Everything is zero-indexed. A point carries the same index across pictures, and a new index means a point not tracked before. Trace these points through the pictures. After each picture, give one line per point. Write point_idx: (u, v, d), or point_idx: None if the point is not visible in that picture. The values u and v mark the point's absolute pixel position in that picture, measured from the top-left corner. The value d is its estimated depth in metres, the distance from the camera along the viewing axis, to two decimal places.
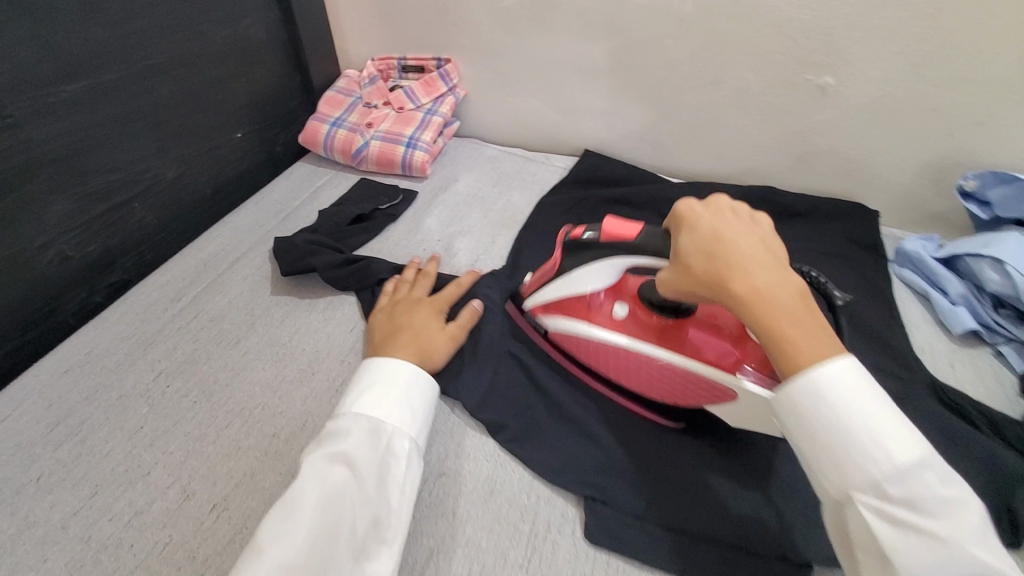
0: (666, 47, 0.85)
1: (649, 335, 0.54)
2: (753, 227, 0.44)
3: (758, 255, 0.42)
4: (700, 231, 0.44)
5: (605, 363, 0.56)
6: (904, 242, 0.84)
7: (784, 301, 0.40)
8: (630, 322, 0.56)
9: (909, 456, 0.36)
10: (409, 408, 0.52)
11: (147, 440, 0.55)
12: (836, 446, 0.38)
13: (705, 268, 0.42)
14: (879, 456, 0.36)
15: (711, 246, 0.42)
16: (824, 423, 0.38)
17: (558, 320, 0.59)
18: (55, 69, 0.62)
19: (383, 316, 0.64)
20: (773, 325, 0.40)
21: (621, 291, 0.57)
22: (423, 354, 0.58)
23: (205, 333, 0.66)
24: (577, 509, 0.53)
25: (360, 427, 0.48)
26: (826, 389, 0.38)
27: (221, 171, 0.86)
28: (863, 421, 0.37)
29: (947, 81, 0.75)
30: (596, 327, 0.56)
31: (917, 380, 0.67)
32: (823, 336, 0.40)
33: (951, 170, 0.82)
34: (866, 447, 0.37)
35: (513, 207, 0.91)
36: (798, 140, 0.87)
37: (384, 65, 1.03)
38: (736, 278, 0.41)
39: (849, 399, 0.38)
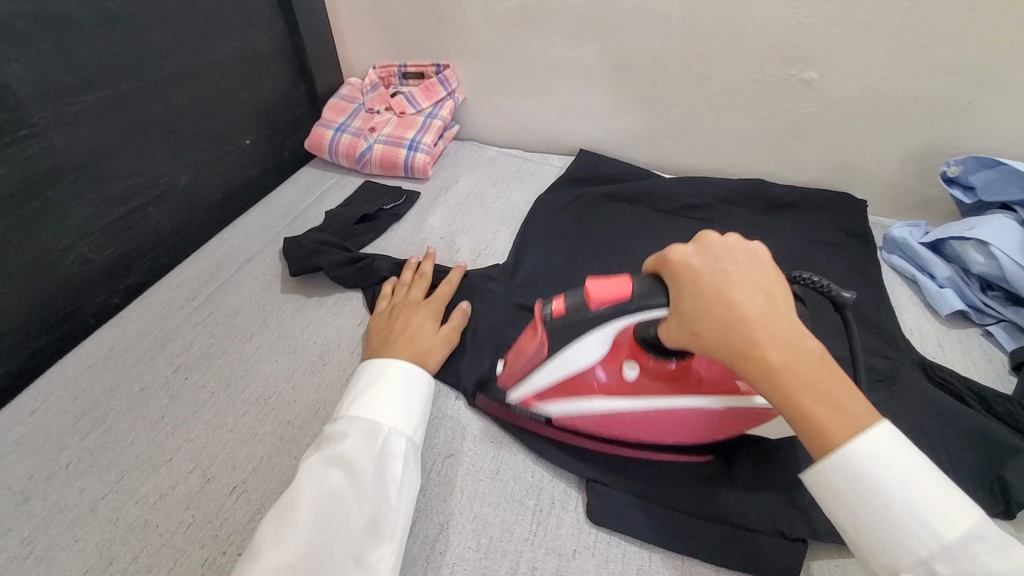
0: (655, 48, 0.88)
1: (669, 388, 0.52)
2: (761, 279, 0.42)
3: (770, 319, 0.40)
4: (709, 300, 0.41)
5: (630, 428, 0.54)
6: (892, 229, 0.87)
7: (806, 370, 0.39)
8: (643, 380, 0.53)
9: (953, 529, 0.36)
10: (406, 409, 0.53)
11: (168, 428, 0.58)
12: (880, 526, 0.37)
13: (720, 339, 0.40)
14: (926, 536, 0.36)
15: (722, 313, 0.40)
16: (867, 507, 0.38)
17: (566, 405, 0.55)
18: (77, 80, 0.66)
19: (381, 322, 0.66)
20: (799, 404, 0.38)
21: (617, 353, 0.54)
22: (417, 358, 0.60)
23: (220, 328, 0.69)
24: (579, 486, 0.56)
25: (356, 432, 0.50)
26: (867, 470, 0.37)
27: (231, 177, 0.89)
28: (906, 501, 0.37)
29: (926, 72, 0.78)
30: (616, 401, 0.53)
31: (907, 359, 0.70)
32: (850, 406, 0.38)
33: (935, 158, 0.85)
34: (912, 527, 0.36)
35: (513, 206, 0.94)
36: (786, 133, 0.90)
37: (385, 72, 1.07)
38: (751, 350, 0.39)
39: (892, 476, 0.37)
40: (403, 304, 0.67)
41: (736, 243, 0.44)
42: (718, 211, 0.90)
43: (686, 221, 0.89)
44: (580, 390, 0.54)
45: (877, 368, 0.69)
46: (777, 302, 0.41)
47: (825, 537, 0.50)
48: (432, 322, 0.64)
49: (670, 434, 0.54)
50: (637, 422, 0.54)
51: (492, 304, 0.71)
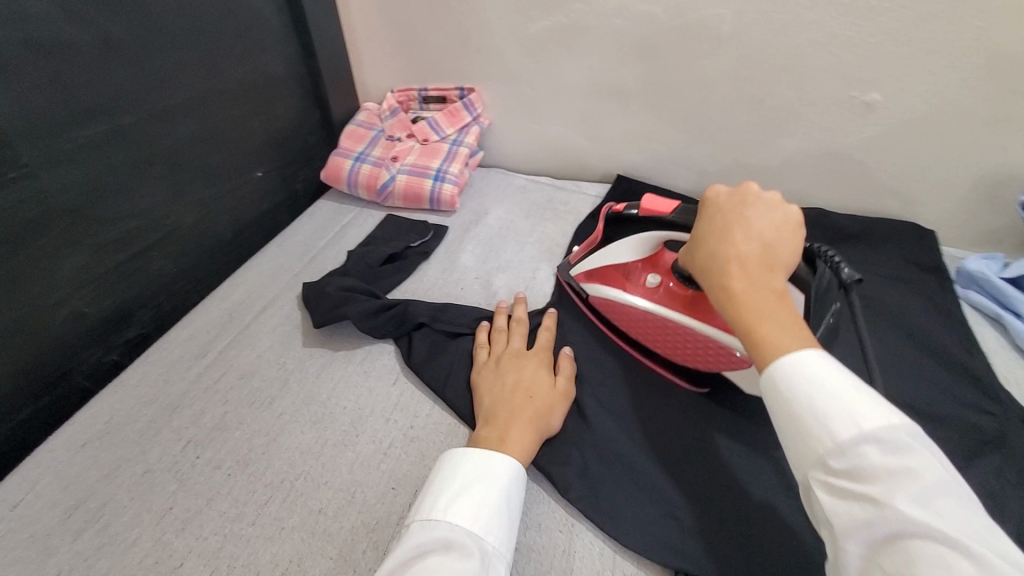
0: (702, 69, 0.81)
1: (675, 304, 0.61)
2: (771, 230, 0.44)
3: (759, 255, 0.42)
4: (712, 228, 0.46)
5: (632, 322, 0.64)
6: (965, 261, 0.80)
7: (767, 296, 0.40)
8: (661, 290, 0.62)
9: (850, 427, 0.33)
10: (509, 519, 0.42)
11: (178, 523, 0.49)
12: (788, 424, 0.36)
13: (703, 262, 0.45)
14: (822, 433, 0.34)
15: (716, 241, 0.44)
16: (778, 409, 0.37)
17: (596, 287, 0.67)
18: (72, 113, 0.58)
19: (488, 377, 0.56)
20: (747, 320, 0.40)
21: (657, 264, 0.64)
22: (542, 416, 0.52)
23: (235, 392, 0.60)
24: None
25: (456, 542, 0.38)
26: (779, 372, 0.37)
27: (241, 212, 0.81)
28: (810, 402, 0.35)
29: (1003, 94, 0.71)
30: (629, 293, 0.64)
31: (1012, 414, 0.62)
32: (796, 335, 0.38)
33: (1009, 185, 0.78)
34: (810, 424, 0.35)
35: (550, 239, 0.86)
36: (845, 159, 0.83)
37: (404, 96, 0.99)
38: (724, 272, 0.42)
39: (803, 375, 0.36)
40: (508, 356, 0.58)
41: (769, 196, 0.46)
42: None
43: None
44: (615, 281, 0.66)
45: (979, 428, 0.61)
46: (778, 252, 0.43)
47: None
48: (547, 374, 0.56)
49: (665, 343, 0.62)
50: (637, 320, 0.63)
51: None
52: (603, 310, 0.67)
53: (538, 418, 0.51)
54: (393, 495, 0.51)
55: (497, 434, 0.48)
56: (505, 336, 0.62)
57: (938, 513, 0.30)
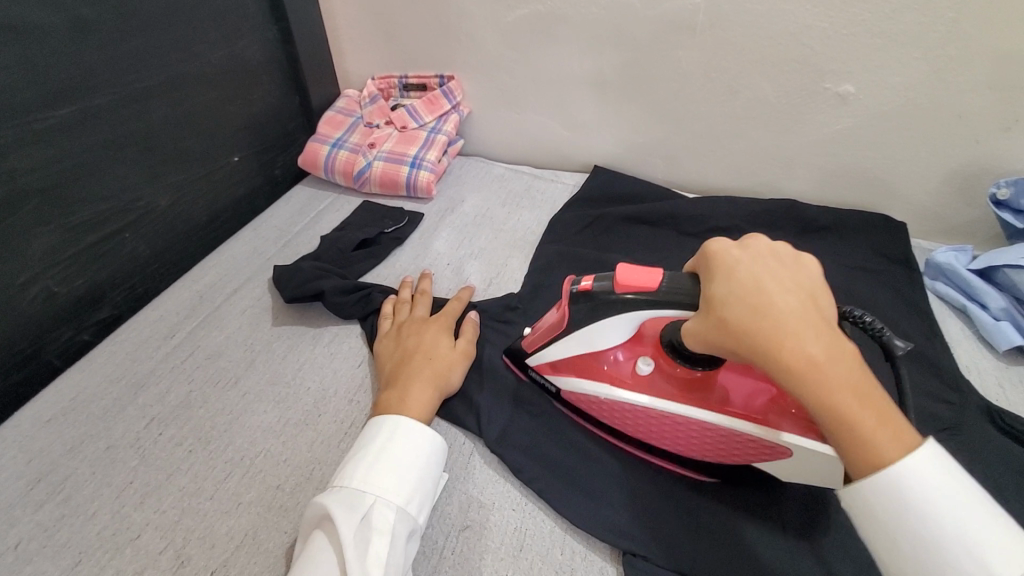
0: (677, 58, 0.82)
1: (678, 391, 0.51)
2: (800, 280, 0.40)
3: (811, 314, 0.38)
4: (743, 286, 0.40)
5: (627, 420, 0.53)
6: (934, 253, 0.81)
7: (843, 368, 0.36)
8: (657, 376, 0.53)
9: (1013, 566, 0.31)
10: (394, 467, 0.46)
11: (137, 497, 0.50)
12: (925, 552, 0.33)
13: (753, 326, 0.38)
14: (980, 570, 0.32)
15: (758, 302, 0.39)
16: (912, 534, 0.34)
17: (575, 384, 0.55)
18: (43, 94, 0.58)
19: (389, 345, 0.60)
20: (835, 404, 0.36)
21: (639, 343, 0.54)
22: (439, 376, 0.56)
23: (201, 372, 0.61)
24: (616, 564, 0.48)
25: (333, 503, 0.44)
26: (915, 494, 0.34)
27: (216, 197, 0.82)
28: (956, 530, 0.33)
29: (972, 86, 0.72)
30: (622, 389, 0.52)
31: (970, 403, 0.63)
32: (891, 416, 0.36)
33: (978, 178, 0.78)
34: (963, 560, 0.32)
35: (524, 227, 0.87)
36: (819, 151, 0.84)
37: (384, 84, 1.00)
38: (792, 343, 0.37)
39: (943, 500, 0.33)
40: (411, 323, 0.62)
41: (779, 246, 0.43)
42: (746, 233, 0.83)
43: None
44: (592, 373, 0.54)
45: (936, 416, 0.62)
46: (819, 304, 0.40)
47: None
48: (448, 339, 0.60)
49: (672, 440, 0.52)
50: (640, 419, 0.52)
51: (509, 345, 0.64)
52: (583, 407, 0.56)
53: (438, 376, 0.56)
54: None
55: (396, 396, 0.53)
56: (409, 305, 0.65)
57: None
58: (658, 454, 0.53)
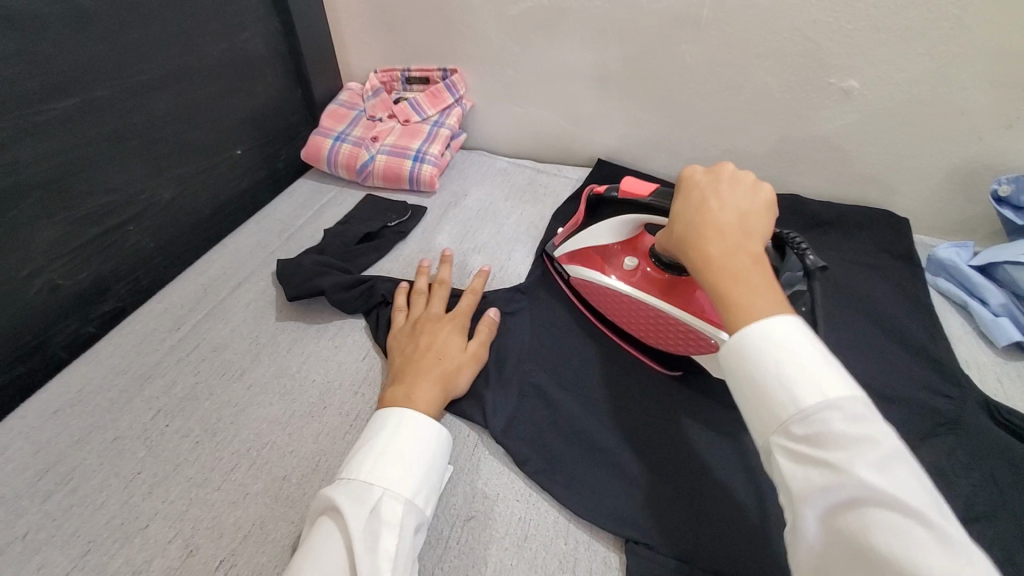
0: (681, 53, 0.82)
1: (651, 286, 0.62)
2: (747, 201, 0.46)
3: (735, 224, 0.44)
4: (690, 199, 0.48)
5: (610, 304, 0.65)
6: (936, 249, 0.81)
7: (739, 260, 0.42)
8: (638, 275, 0.64)
9: (815, 394, 0.35)
10: (401, 460, 0.46)
11: (145, 488, 0.50)
12: (751, 390, 0.37)
13: (683, 232, 0.46)
14: (787, 398, 0.35)
15: (694, 210, 0.46)
16: (742, 373, 0.38)
17: (576, 268, 0.68)
18: (44, 85, 0.58)
19: (401, 340, 0.60)
20: (720, 285, 0.41)
21: (637, 247, 0.66)
22: (447, 379, 0.56)
23: (207, 364, 0.61)
24: (618, 555, 0.49)
25: (341, 496, 0.44)
26: (751, 339, 0.38)
27: (220, 190, 0.82)
28: (773, 368, 0.36)
29: (977, 83, 0.72)
30: (607, 275, 0.65)
31: (970, 398, 0.63)
32: (770, 299, 0.39)
33: (981, 174, 0.79)
34: (776, 393, 0.36)
35: (527, 221, 0.87)
36: (823, 146, 0.84)
37: (387, 77, 1.00)
38: (700, 238, 0.44)
39: (774, 344, 0.37)
40: (424, 320, 0.62)
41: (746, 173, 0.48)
42: None
43: None
44: (596, 262, 0.67)
45: (935, 410, 0.63)
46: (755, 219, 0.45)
47: None
48: (459, 340, 0.60)
49: (639, 325, 0.63)
50: (613, 300, 0.64)
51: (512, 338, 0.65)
52: (580, 292, 0.69)
53: (444, 378, 0.56)
54: None
55: (403, 393, 0.53)
56: (425, 299, 0.65)
57: (893, 479, 0.31)
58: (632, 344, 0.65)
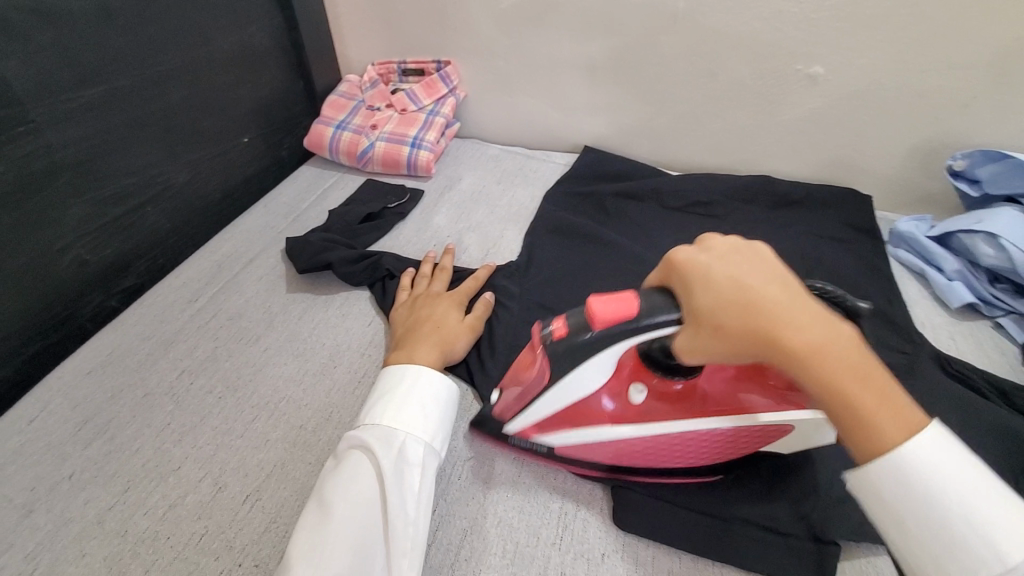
0: (660, 43, 0.87)
1: (674, 408, 0.50)
2: (767, 265, 0.41)
3: (795, 303, 0.39)
4: (721, 283, 0.40)
5: (637, 455, 0.51)
6: (898, 223, 0.87)
7: (840, 354, 0.37)
8: (647, 403, 0.51)
9: (1020, 548, 0.32)
10: (423, 412, 0.52)
11: (175, 435, 0.57)
12: (927, 538, 0.34)
13: (752, 329, 0.38)
14: (990, 556, 0.32)
15: (743, 298, 0.39)
16: (919, 522, 0.34)
17: (567, 436, 0.52)
18: (74, 75, 0.64)
19: (403, 312, 0.66)
20: (843, 393, 0.36)
21: (619, 376, 0.51)
22: (445, 345, 0.61)
23: (224, 331, 0.67)
24: (604, 489, 0.55)
25: (371, 439, 0.49)
26: (922, 479, 0.34)
27: (229, 175, 0.87)
28: (966, 519, 0.33)
29: (929, 67, 0.78)
30: (621, 426, 0.50)
31: (923, 353, 0.70)
32: (891, 394, 0.36)
33: (939, 152, 0.85)
34: (972, 546, 0.33)
35: (518, 203, 0.93)
36: (792, 129, 0.90)
37: (384, 69, 1.05)
38: (787, 331, 0.37)
39: (950, 484, 0.34)
40: (425, 296, 0.67)
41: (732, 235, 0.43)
42: (725, 207, 0.90)
43: (696, 219, 0.89)
44: (581, 418, 0.51)
45: (892, 364, 0.69)
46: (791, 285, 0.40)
47: (854, 539, 0.49)
48: (456, 314, 0.65)
49: (685, 456, 0.51)
50: (643, 448, 0.51)
51: (506, 306, 0.70)
52: (576, 458, 0.53)
53: (442, 342, 0.61)
54: None
55: (405, 353, 0.58)
56: (428, 281, 0.70)
57: None
58: (674, 474, 0.53)
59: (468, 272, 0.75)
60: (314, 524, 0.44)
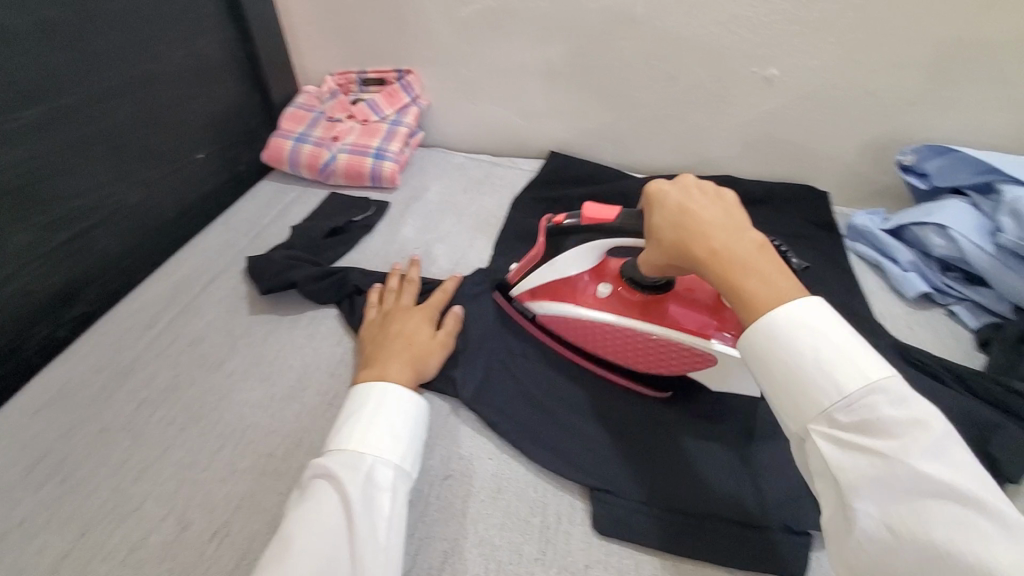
0: (620, 48, 0.88)
1: (631, 310, 0.60)
2: (718, 197, 0.48)
3: (717, 218, 0.46)
4: (668, 204, 0.48)
5: (587, 334, 0.63)
6: (853, 217, 0.90)
7: (744, 257, 0.43)
8: (613, 300, 0.61)
9: (860, 382, 0.38)
10: (392, 432, 0.50)
11: (136, 472, 0.54)
12: (789, 384, 0.40)
13: (671, 237, 0.47)
14: (830, 387, 0.38)
15: (678, 215, 0.47)
16: (780, 362, 0.40)
17: (546, 305, 0.65)
18: (12, 94, 0.60)
19: (372, 330, 0.63)
20: (734, 281, 0.43)
21: (603, 273, 0.63)
22: (417, 362, 0.59)
23: (185, 358, 0.65)
24: (584, 499, 0.54)
25: (337, 463, 0.47)
26: (785, 328, 0.40)
27: (184, 193, 0.84)
28: (817, 356, 0.39)
29: (877, 66, 0.81)
30: (584, 308, 0.62)
31: (885, 344, 0.72)
32: (784, 288, 0.42)
33: (889, 148, 0.88)
34: (820, 381, 0.39)
35: (486, 211, 0.92)
36: (752, 130, 0.92)
37: (344, 79, 1.02)
38: (699, 239, 0.45)
39: (809, 330, 0.40)
40: (395, 310, 0.65)
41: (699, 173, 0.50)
42: None
43: None
44: (562, 294, 0.64)
45: None
46: (733, 212, 0.47)
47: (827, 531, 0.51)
48: (428, 328, 0.63)
49: (626, 355, 0.61)
50: (595, 332, 0.62)
51: (477, 317, 0.70)
52: (550, 329, 0.66)
53: (415, 359, 0.59)
54: None
55: (376, 370, 0.56)
56: (395, 294, 0.68)
57: (939, 460, 0.35)
58: (619, 372, 0.63)
59: (437, 283, 0.73)
60: (276, 559, 0.42)
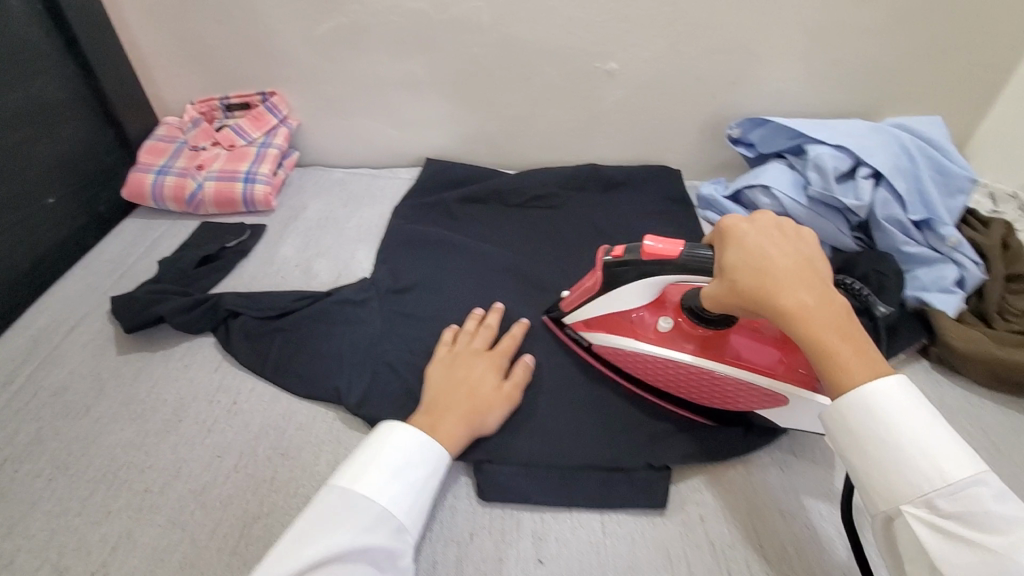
0: (474, 55, 0.93)
1: (695, 344, 0.58)
2: (796, 246, 0.48)
3: (803, 272, 0.45)
4: (749, 250, 0.47)
5: (644, 367, 0.60)
6: (702, 188, 0.98)
7: (832, 316, 0.43)
8: (676, 334, 0.59)
9: (962, 471, 0.38)
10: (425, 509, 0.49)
11: (3, 530, 0.52)
12: (881, 462, 0.40)
13: (754, 283, 0.45)
14: (929, 472, 0.38)
15: (760, 262, 0.46)
16: (871, 441, 0.41)
17: (602, 337, 0.62)
18: None
19: (439, 369, 0.60)
20: (822, 341, 0.43)
21: (663, 304, 0.60)
22: (476, 415, 0.55)
23: (49, 409, 0.62)
24: (468, 474, 0.58)
25: (392, 542, 0.44)
26: (876, 406, 0.41)
27: (36, 241, 0.81)
28: (913, 441, 0.40)
29: (699, 54, 0.91)
30: (642, 343, 0.59)
31: None
32: (870, 356, 0.43)
33: (723, 124, 0.99)
34: (915, 463, 0.39)
35: (366, 222, 0.94)
36: (606, 119, 1.00)
37: (206, 107, 1.01)
38: (786, 292, 0.44)
39: (901, 413, 0.40)
40: (463, 353, 0.62)
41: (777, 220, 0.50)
42: (561, 197, 0.97)
43: (536, 213, 0.96)
44: (619, 328, 0.61)
45: None
46: (815, 265, 0.47)
47: (683, 462, 0.58)
48: (493, 376, 0.59)
49: (689, 390, 0.59)
50: (652, 367, 0.59)
51: None
52: (606, 358, 0.63)
53: (471, 410, 0.55)
54: (218, 461, 0.57)
55: (427, 422, 0.53)
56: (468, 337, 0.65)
57: None
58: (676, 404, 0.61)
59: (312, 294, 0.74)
60: None
